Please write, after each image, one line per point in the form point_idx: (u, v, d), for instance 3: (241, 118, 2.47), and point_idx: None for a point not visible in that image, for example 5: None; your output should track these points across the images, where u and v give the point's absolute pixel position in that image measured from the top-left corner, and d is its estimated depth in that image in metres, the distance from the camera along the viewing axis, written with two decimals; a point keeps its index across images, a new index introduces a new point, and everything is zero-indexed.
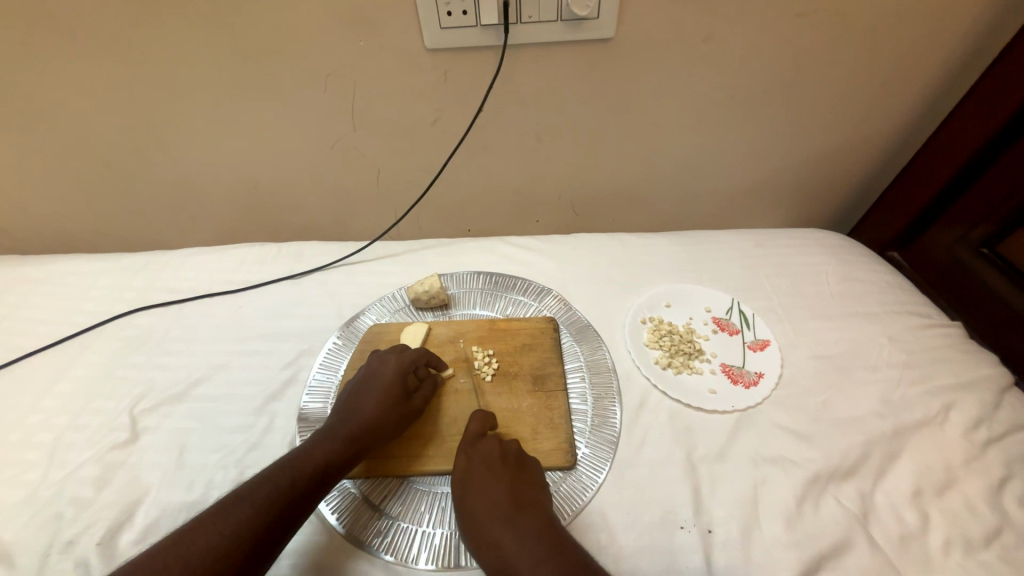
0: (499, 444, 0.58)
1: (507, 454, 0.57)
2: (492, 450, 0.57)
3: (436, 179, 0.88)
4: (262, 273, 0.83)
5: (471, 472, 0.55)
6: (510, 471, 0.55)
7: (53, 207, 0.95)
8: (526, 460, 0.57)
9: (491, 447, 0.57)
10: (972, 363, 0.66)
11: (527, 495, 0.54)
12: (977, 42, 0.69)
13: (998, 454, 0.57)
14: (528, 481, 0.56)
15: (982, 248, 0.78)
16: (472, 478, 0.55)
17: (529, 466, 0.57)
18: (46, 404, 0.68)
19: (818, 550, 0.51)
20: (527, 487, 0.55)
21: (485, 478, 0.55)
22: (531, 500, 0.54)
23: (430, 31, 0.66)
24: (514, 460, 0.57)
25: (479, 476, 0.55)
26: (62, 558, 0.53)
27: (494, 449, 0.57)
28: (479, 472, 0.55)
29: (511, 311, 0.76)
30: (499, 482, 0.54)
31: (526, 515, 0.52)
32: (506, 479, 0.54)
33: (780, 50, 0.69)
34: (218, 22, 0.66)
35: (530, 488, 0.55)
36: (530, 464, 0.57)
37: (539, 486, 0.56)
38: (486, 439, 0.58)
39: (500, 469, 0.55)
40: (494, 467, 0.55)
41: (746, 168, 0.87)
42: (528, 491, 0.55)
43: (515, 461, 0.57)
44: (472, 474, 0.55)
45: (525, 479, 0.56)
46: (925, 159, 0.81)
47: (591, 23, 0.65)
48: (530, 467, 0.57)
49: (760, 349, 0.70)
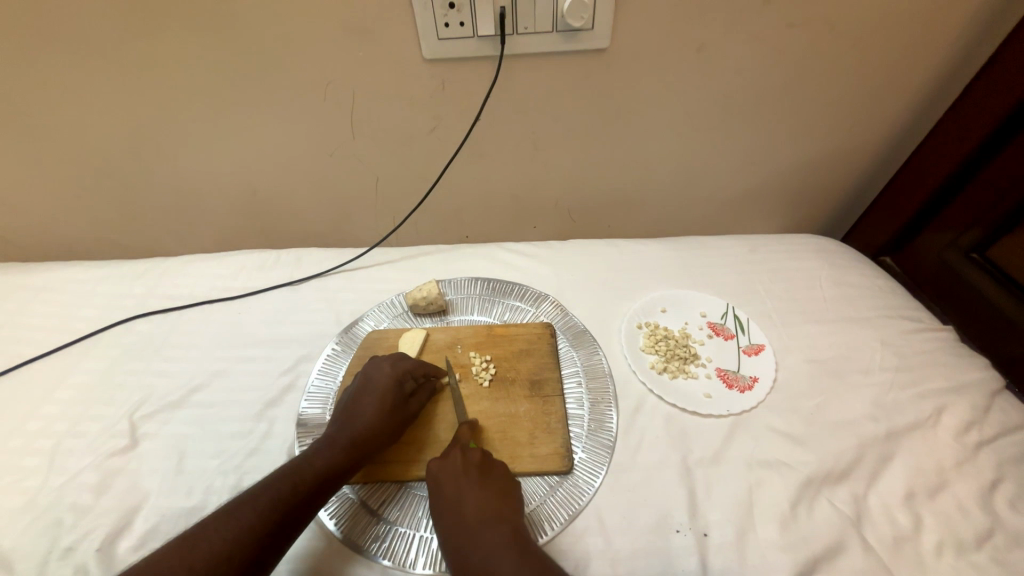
0: (461, 457, 0.56)
1: (471, 466, 0.56)
2: (455, 463, 0.56)
3: (434, 187, 0.89)
4: (261, 280, 0.84)
5: (438, 491, 0.54)
6: (478, 483, 0.54)
7: (53, 215, 0.96)
8: (494, 470, 0.56)
9: (453, 459, 0.56)
10: (964, 367, 0.67)
11: (498, 506, 0.53)
12: (964, 51, 0.71)
13: (990, 457, 0.58)
14: (501, 492, 0.54)
15: (973, 253, 0.78)
16: (439, 496, 0.54)
17: (497, 472, 0.56)
18: (46, 410, 0.68)
19: (813, 551, 0.52)
20: (499, 499, 0.53)
21: (451, 496, 0.53)
22: (503, 513, 0.52)
23: (428, 42, 0.67)
24: (480, 471, 0.55)
25: (446, 492, 0.54)
26: (62, 564, 0.54)
27: (458, 461, 0.56)
28: (444, 490, 0.54)
29: (509, 317, 0.77)
30: (467, 498, 0.53)
31: (501, 530, 0.50)
32: (473, 493, 0.53)
33: (771, 59, 0.71)
34: (222, 33, 0.67)
35: (503, 500, 0.53)
36: (501, 479, 0.56)
37: (513, 499, 0.54)
38: (450, 452, 0.57)
39: (467, 482, 0.54)
40: (459, 482, 0.54)
41: (740, 175, 0.88)
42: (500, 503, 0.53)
43: (480, 470, 0.55)
44: (440, 492, 0.54)
45: (498, 492, 0.54)
46: (914, 167, 0.83)
47: (586, 33, 0.66)
48: (498, 475, 0.56)
49: (755, 354, 0.71)
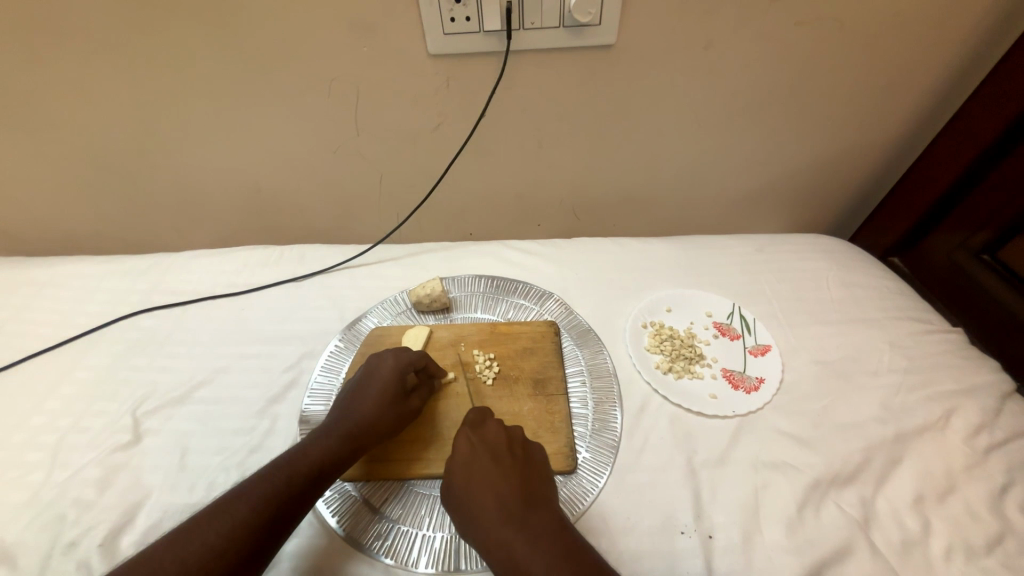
0: (504, 433, 0.56)
1: (513, 444, 0.55)
2: (497, 438, 0.55)
3: (438, 185, 0.88)
4: (265, 276, 0.84)
5: (475, 463, 0.53)
6: (517, 463, 0.54)
7: (57, 210, 0.96)
8: (530, 449, 0.56)
9: (496, 434, 0.56)
10: (974, 369, 0.66)
11: (534, 489, 0.52)
12: (978, 48, 0.70)
13: (1000, 461, 0.57)
14: (536, 473, 0.54)
15: (983, 254, 0.77)
16: (476, 468, 0.53)
17: (531, 448, 0.57)
18: (49, 406, 0.68)
19: (820, 554, 0.51)
20: (535, 480, 0.53)
21: (490, 470, 0.52)
22: (540, 496, 0.52)
23: (434, 37, 0.66)
24: (520, 451, 0.55)
25: (485, 466, 0.53)
26: (64, 559, 0.54)
27: (500, 437, 0.55)
28: (484, 464, 0.53)
29: (512, 315, 0.77)
30: (508, 476, 0.52)
31: (538, 513, 0.50)
32: (513, 471, 0.53)
33: (780, 56, 0.70)
34: (226, 28, 0.67)
35: (538, 483, 0.53)
36: (537, 457, 0.56)
37: (545, 482, 0.54)
38: (490, 427, 0.57)
39: (508, 461, 0.53)
40: (494, 461, 0.53)
41: (747, 174, 0.87)
42: (536, 486, 0.53)
43: (520, 450, 0.55)
44: (478, 464, 0.53)
45: (533, 473, 0.54)
46: (925, 166, 0.81)
47: (593, 29, 0.65)
48: (535, 453, 0.56)
49: (761, 354, 0.70)
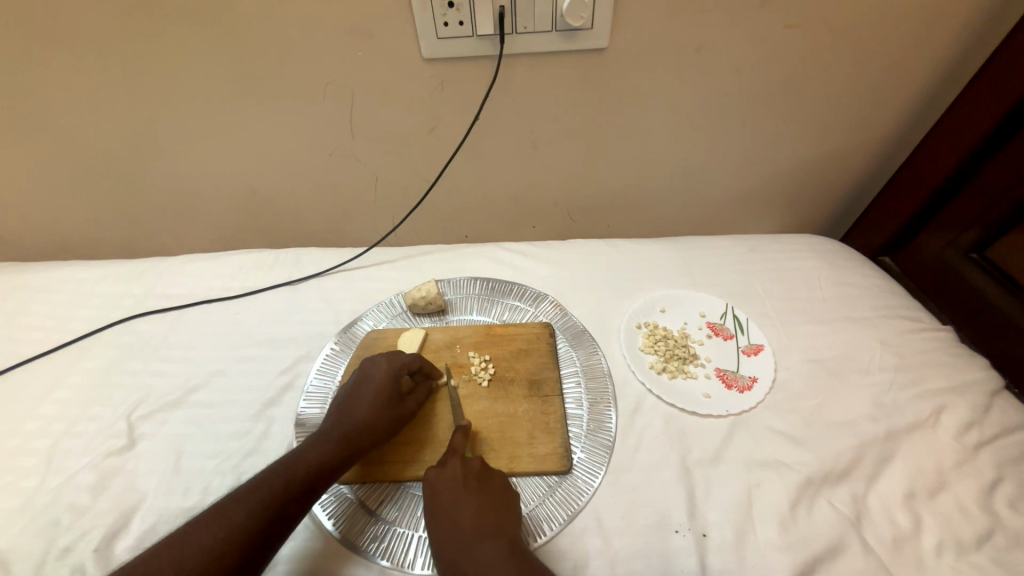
0: (461, 466, 0.55)
1: (472, 475, 0.55)
2: (455, 471, 0.55)
3: (433, 187, 0.89)
4: (260, 279, 0.84)
5: (436, 499, 0.53)
6: (475, 494, 0.53)
7: (52, 214, 0.95)
8: (492, 478, 0.55)
9: (452, 469, 0.55)
10: (964, 367, 0.67)
11: (494, 518, 0.51)
12: (964, 50, 0.71)
13: (990, 457, 0.58)
14: (497, 502, 0.53)
15: (971, 253, 0.78)
16: (437, 504, 0.53)
17: (495, 481, 0.55)
18: (43, 411, 0.68)
19: (813, 551, 0.52)
20: (496, 510, 0.52)
21: (448, 505, 0.52)
22: (498, 526, 0.51)
23: (427, 41, 0.67)
24: (479, 481, 0.54)
25: (444, 500, 0.53)
26: (59, 564, 0.54)
27: (456, 470, 0.55)
28: (443, 499, 0.53)
29: (508, 317, 0.77)
30: (464, 507, 0.52)
31: (493, 544, 0.49)
32: (470, 503, 0.52)
33: (770, 58, 0.71)
34: (222, 32, 0.67)
35: (496, 512, 0.52)
36: (500, 485, 0.55)
37: (507, 509, 0.53)
38: (448, 460, 0.56)
39: (465, 492, 0.53)
40: (457, 491, 0.53)
41: (740, 175, 0.88)
42: (497, 515, 0.52)
43: (480, 480, 0.55)
44: (438, 500, 0.53)
45: (494, 501, 0.53)
46: (915, 166, 0.82)
47: (585, 33, 0.66)
48: (497, 483, 0.55)
49: (754, 354, 0.70)
